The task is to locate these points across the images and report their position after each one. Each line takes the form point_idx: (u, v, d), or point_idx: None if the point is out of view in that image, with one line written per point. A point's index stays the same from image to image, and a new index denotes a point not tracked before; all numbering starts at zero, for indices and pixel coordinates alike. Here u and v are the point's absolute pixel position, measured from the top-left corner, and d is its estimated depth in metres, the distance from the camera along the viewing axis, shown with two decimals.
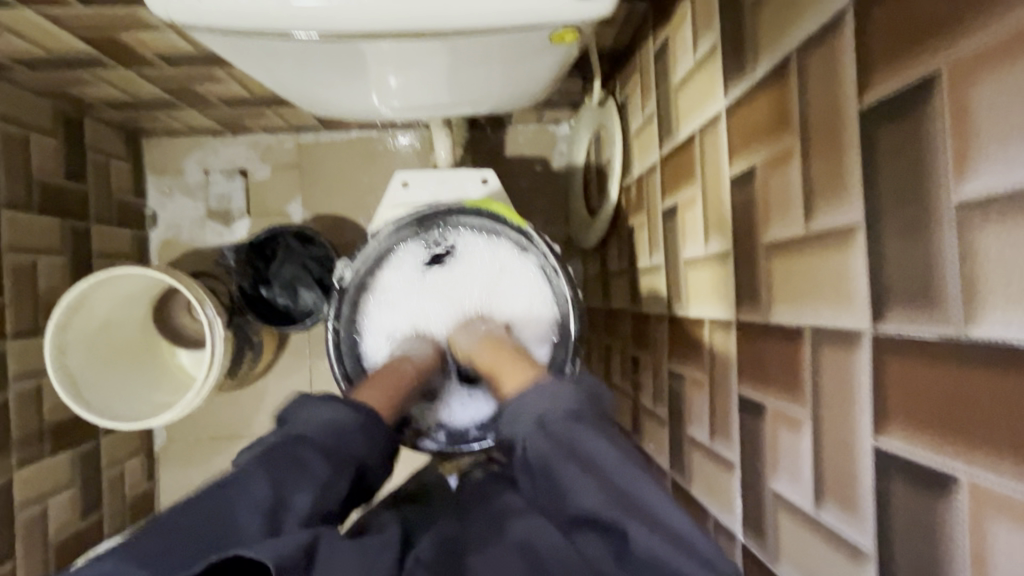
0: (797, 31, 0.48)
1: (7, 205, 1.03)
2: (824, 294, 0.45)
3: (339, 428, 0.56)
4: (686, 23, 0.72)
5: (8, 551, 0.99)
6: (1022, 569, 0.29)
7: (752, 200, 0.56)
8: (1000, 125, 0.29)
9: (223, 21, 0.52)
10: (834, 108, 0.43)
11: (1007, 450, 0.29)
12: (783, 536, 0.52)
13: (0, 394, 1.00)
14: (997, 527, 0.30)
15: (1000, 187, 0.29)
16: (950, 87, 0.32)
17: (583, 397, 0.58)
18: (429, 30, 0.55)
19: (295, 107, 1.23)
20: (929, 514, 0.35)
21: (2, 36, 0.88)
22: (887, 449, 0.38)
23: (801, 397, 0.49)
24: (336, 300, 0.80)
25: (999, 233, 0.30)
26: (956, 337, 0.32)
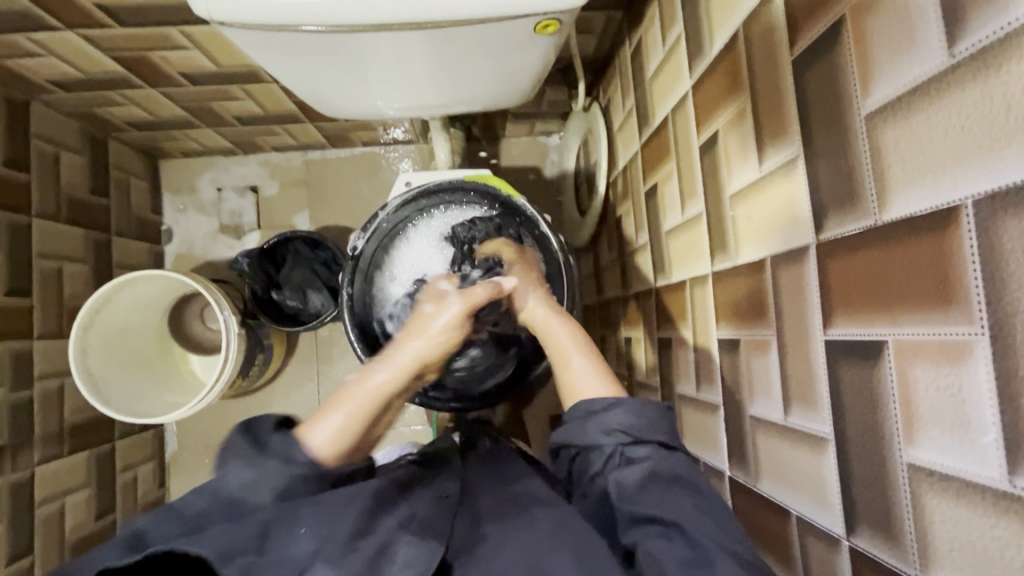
0: (741, 9, 0.57)
1: (38, 215, 1.11)
2: (779, 224, 0.52)
3: (250, 484, 0.51)
4: (655, 22, 0.82)
5: (28, 545, 1.02)
6: (937, 400, 0.35)
7: (717, 160, 0.64)
8: (888, 47, 0.37)
9: (251, 18, 0.60)
10: (774, 64, 0.51)
11: (917, 302, 0.36)
12: (761, 455, 0.57)
13: (26, 391, 1.05)
14: (917, 371, 0.36)
15: (893, 95, 0.37)
16: (853, 26, 0.40)
17: (654, 421, 0.55)
18: (429, 22, 0.63)
19: (304, 124, 1.33)
20: (868, 380, 0.40)
21: (44, 58, 0.98)
22: (834, 337, 0.44)
23: (766, 321, 0.55)
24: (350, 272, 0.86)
25: (898, 128, 0.37)
26: (876, 224, 0.39)
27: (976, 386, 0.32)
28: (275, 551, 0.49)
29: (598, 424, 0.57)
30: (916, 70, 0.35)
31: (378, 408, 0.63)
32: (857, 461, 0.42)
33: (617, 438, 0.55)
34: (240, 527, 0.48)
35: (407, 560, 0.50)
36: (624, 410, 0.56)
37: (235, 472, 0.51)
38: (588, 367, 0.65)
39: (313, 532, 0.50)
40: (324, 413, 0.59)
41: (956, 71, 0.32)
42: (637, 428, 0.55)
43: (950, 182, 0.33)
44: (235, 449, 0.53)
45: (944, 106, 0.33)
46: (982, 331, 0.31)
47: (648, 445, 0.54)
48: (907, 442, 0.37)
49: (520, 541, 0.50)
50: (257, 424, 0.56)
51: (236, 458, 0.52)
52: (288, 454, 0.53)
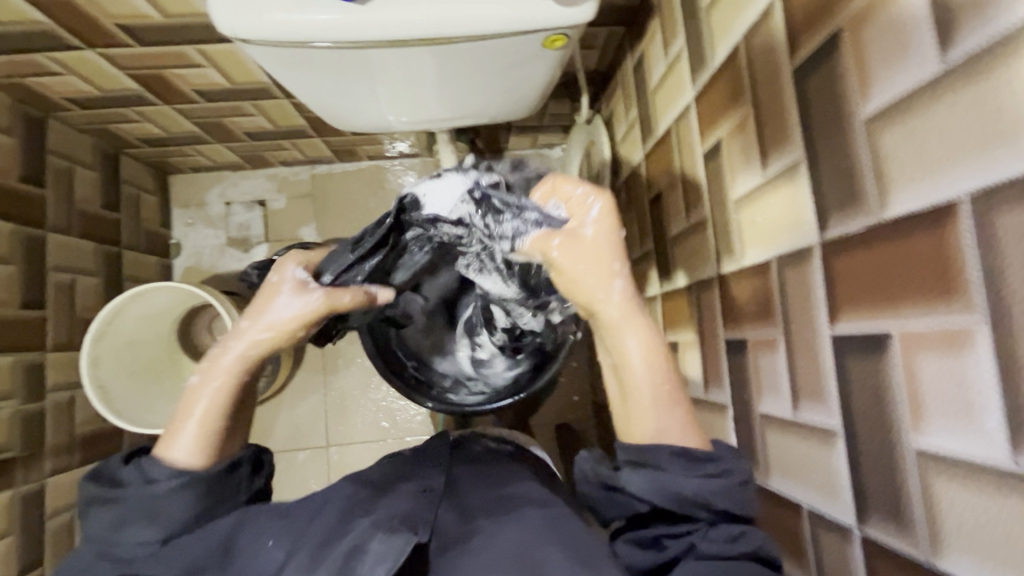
0: (742, 22, 0.59)
1: (52, 229, 1.13)
2: (783, 226, 0.54)
3: (117, 524, 0.55)
4: (657, 36, 0.85)
5: (38, 557, 1.02)
6: (942, 387, 0.36)
7: (721, 166, 0.66)
8: (884, 55, 0.39)
9: (271, 35, 0.63)
10: (775, 75, 0.53)
11: (920, 295, 0.37)
12: (771, 451, 0.58)
13: (38, 403, 1.06)
14: (922, 361, 0.38)
15: (891, 100, 0.39)
16: (851, 37, 0.43)
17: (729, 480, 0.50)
18: (441, 38, 0.66)
19: (313, 138, 1.35)
20: (874, 372, 0.42)
21: (63, 76, 1.01)
22: (841, 332, 0.46)
23: (773, 320, 0.56)
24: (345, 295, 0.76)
25: (896, 131, 0.39)
26: (879, 221, 0.41)
27: (979, 372, 0.34)
28: (243, 561, 0.55)
29: (696, 497, 0.50)
30: (912, 77, 0.37)
31: (227, 404, 0.60)
32: (867, 451, 0.44)
33: (713, 511, 0.50)
34: (197, 544, 0.55)
35: (378, 556, 0.51)
36: (711, 477, 0.50)
37: (102, 517, 0.55)
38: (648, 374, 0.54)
39: (281, 542, 0.56)
40: (179, 424, 0.59)
41: (950, 77, 0.34)
42: (737, 506, 0.50)
43: (948, 179, 0.35)
44: (90, 497, 0.56)
45: (940, 110, 0.35)
46: (984, 319, 0.33)
47: (736, 524, 0.50)
48: (915, 430, 0.39)
49: (497, 537, 0.55)
50: (109, 467, 0.58)
51: (94, 504, 0.56)
52: (144, 478, 0.56)
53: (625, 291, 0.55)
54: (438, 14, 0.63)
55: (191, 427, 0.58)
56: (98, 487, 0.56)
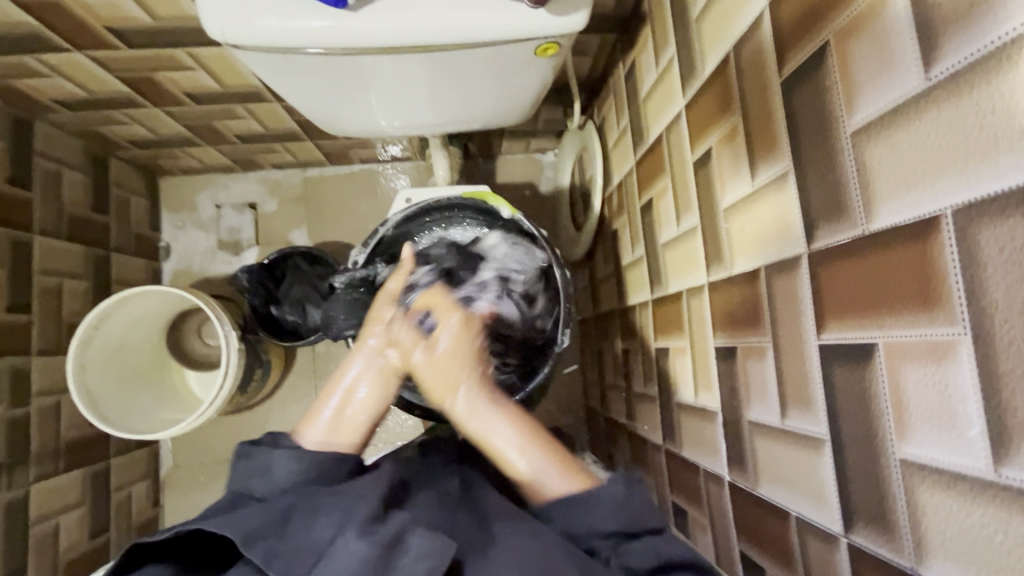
0: (732, 34, 0.60)
1: (39, 232, 1.12)
2: (771, 235, 0.55)
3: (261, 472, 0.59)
4: (649, 44, 0.85)
5: (21, 565, 1.00)
6: (925, 397, 0.37)
7: (711, 175, 0.67)
8: (869, 69, 0.40)
9: (262, 42, 0.63)
10: (763, 86, 0.54)
11: (904, 305, 0.38)
12: (760, 458, 0.59)
13: (23, 408, 1.05)
14: (906, 370, 0.38)
15: (876, 113, 0.40)
16: (837, 50, 0.43)
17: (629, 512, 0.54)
18: (433, 46, 0.66)
19: (305, 142, 1.35)
20: (860, 380, 0.42)
21: (51, 79, 0.99)
22: (828, 341, 0.46)
23: (762, 328, 0.57)
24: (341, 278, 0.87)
25: (881, 144, 0.40)
26: (864, 232, 0.42)
27: (960, 383, 0.34)
28: (296, 536, 0.52)
29: (583, 528, 0.54)
30: (896, 90, 0.38)
31: (353, 395, 0.67)
32: (853, 459, 0.44)
33: (605, 540, 0.54)
34: (258, 512, 0.53)
35: (421, 552, 0.49)
36: (599, 510, 0.54)
37: (248, 467, 0.60)
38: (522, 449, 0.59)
39: (329, 518, 0.53)
40: (319, 406, 0.66)
41: (934, 92, 0.35)
42: (629, 522, 0.53)
43: (931, 192, 0.36)
44: (244, 453, 0.61)
45: (923, 124, 0.36)
46: (964, 331, 0.34)
47: (642, 537, 0.53)
48: (899, 439, 0.39)
49: (525, 537, 0.53)
50: (258, 433, 0.63)
51: (239, 459, 0.60)
52: (287, 448, 0.61)
53: (467, 394, 0.63)
54: (429, 22, 0.63)
55: (328, 413, 0.65)
56: (246, 443, 0.61)
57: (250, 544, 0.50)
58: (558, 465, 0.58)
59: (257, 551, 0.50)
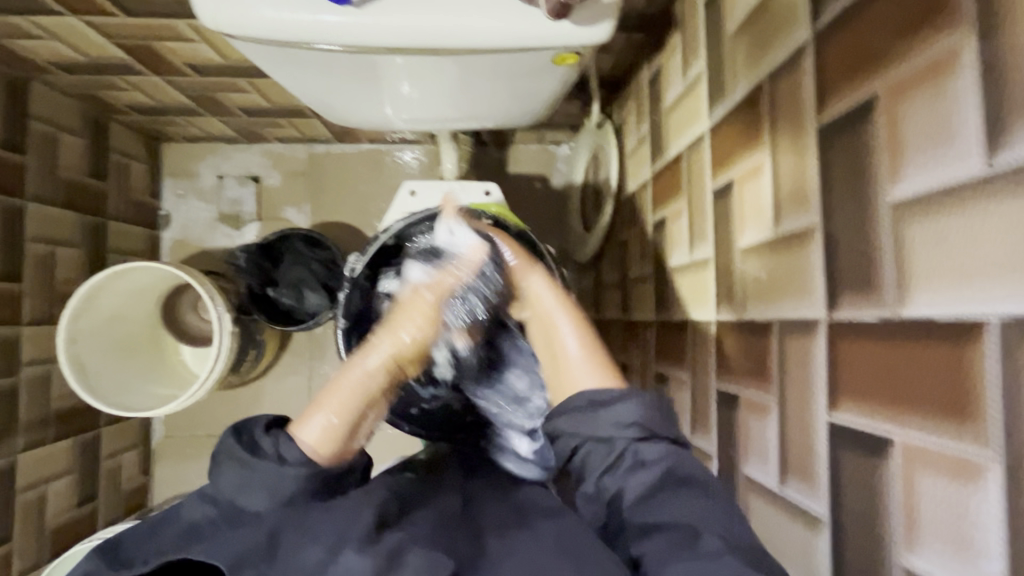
0: (769, 60, 0.55)
1: (33, 198, 1.09)
2: (788, 290, 0.51)
3: (245, 487, 0.53)
4: (677, 51, 0.79)
5: (9, 532, 1.01)
6: (940, 513, 0.34)
7: (731, 208, 0.62)
8: (922, 137, 0.36)
9: (260, 34, 0.58)
10: (798, 126, 0.49)
11: (929, 410, 0.35)
12: (752, 517, 0.56)
13: (12, 377, 1.04)
14: (922, 478, 0.35)
15: (924, 189, 0.35)
16: (886, 107, 0.39)
17: (654, 417, 0.53)
18: (445, 49, 0.61)
19: (311, 119, 1.29)
20: (870, 473, 0.40)
21: (46, 41, 0.95)
22: (838, 421, 0.43)
23: (768, 385, 0.53)
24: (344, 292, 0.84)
25: (924, 227, 0.35)
26: (892, 317, 0.38)
27: (984, 511, 0.31)
28: (285, 559, 0.48)
29: (608, 425, 0.54)
30: (952, 169, 0.34)
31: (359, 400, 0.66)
32: (852, 552, 0.41)
33: (628, 437, 0.53)
34: (245, 534, 0.49)
35: (418, 568, 0.46)
36: (617, 414, 0.54)
37: (231, 476, 0.53)
38: (586, 358, 0.68)
39: (321, 537, 0.49)
40: (315, 409, 0.63)
41: (997, 181, 0.31)
42: (647, 423, 0.53)
43: (979, 295, 0.32)
44: (225, 453, 0.54)
45: (977, 214, 0.32)
46: (997, 458, 0.30)
47: (660, 441, 0.52)
48: (905, 545, 0.37)
49: (524, 556, 0.50)
50: (250, 428, 0.57)
51: (229, 460, 0.53)
52: (279, 455, 0.55)
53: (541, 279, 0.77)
54: (441, 23, 0.58)
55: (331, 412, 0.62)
56: (239, 446, 0.54)
57: (237, 569, 0.46)
58: (603, 367, 0.66)
59: None
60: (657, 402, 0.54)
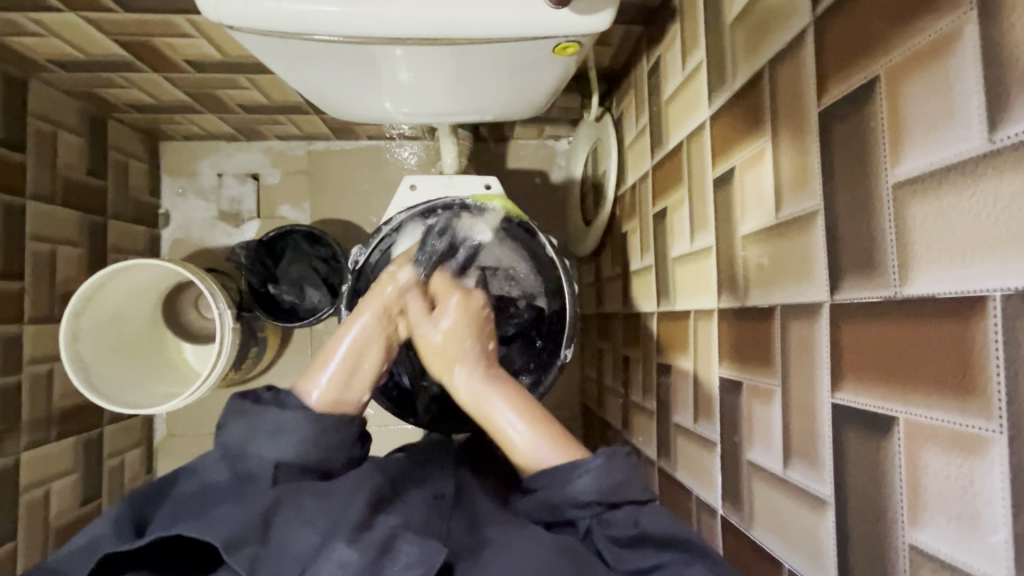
0: (769, 47, 0.55)
1: (32, 197, 1.09)
2: (790, 275, 0.51)
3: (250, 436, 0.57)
4: (676, 41, 0.79)
5: (13, 530, 1.01)
6: (945, 487, 0.34)
7: (732, 196, 0.63)
8: (923, 116, 0.36)
9: (261, 25, 0.58)
10: (799, 113, 0.50)
11: (933, 388, 0.35)
12: (757, 502, 0.57)
13: (15, 375, 1.04)
14: (927, 454, 0.36)
15: (926, 168, 0.36)
16: (887, 88, 0.39)
17: (613, 482, 0.52)
18: (445, 39, 0.61)
19: (310, 115, 1.29)
20: (875, 453, 0.40)
21: (45, 38, 0.95)
22: (842, 403, 0.43)
23: (772, 369, 0.54)
24: (348, 285, 0.85)
25: (927, 205, 0.36)
26: (895, 296, 0.38)
27: (989, 484, 0.32)
28: (280, 544, 0.48)
29: (565, 499, 0.53)
30: (955, 146, 0.34)
31: (359, 360, 0.71)
32: (857, 532, 0.42)
33: (588, 507, 0.53)
34: (240, 513, 0.49)
35: (411, 560, 0.46)
36: (584, 478, 0.53)
37: (238, 427, 0.58)
38: (534, 438, 0.60)
39: (314, 523, 0.49)
40: (320, 364, 0.69)
41: (999, 156, 0.31)
42: (607, 491, 0.52)
43: (982, 269, 0.32)
44: (234, 410, 0.60)
45: (980, 190, 0.32)
46: (1001, 430, 0.31)
47: (622, 507, 0.52)
48: (910, 522, 0.37)
49: (525, 547, 0.50)
50: (254, 390, 0.63)
51: (236, 416, 0.59)
52: (279, 401, 0.62)
53: (468, 369, 0.71)
54: (440, 14, 0.59)
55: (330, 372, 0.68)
56: (242, 399, 0.61)
57: (230, 550, 0.46)
58: (555, 438, 0.60)
59: (240, 557, 0.46)
60: (616, 461, 0.53)
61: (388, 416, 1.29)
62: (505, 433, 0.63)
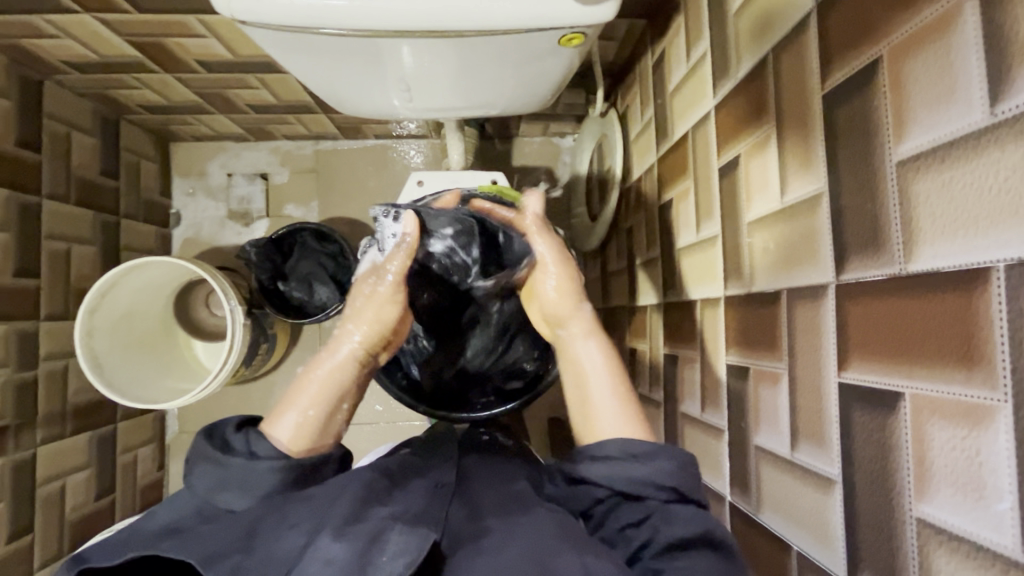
0: (773, 35, 0.56)
1: (47, 196, 1.11)
2: (796, 258, 0.51)
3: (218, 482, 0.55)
4: (681, 34, 0.80)
5: (29, 523, 1.03)
6: (951, 459, 0.35)
7: (737, 184, 0.63)
8: (925, 94, 0.36)
9: (271, 19, 0.60)
10: (803, 98, 0.50)
11: (938, 361, 0.35)
12: (765, 486, 0.57)
13: (31, 371, 1.06)
14: (933, 427, 0.36)
15: (928, 145, 0.36)
16: (889, 69, 0.40)
17: (680, 474, 0.53)
18: (451, 31, 0.62)
19: (318, 114, 1.31)
20: (882, 429, 0.40)
21: (60, 40, 0.97)
22: (849, 381, 0.44)
23: (779, 353, 0.54)
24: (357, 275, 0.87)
25: (929, 181, 0.36)
26: (900, 273, 0.38)
27: (995, 453, 0.32)
28: (264, 548, 0.50)
29: (641, 477, 0.53)
30: (957, 122, 0.34)
31: (336, 396, 0.63)
32: (864, 510, 0.42)
33: (659, 493, 0.53)
34: (218, 534, 0.50)
35: (397, 549, 0.48)
36: (662, 467, 0.53)
37: (204, 473, 0.55)
38: (615, 401, 0.61)
39: (300, 525, 0.51)
40: (289, 404, 0.61)
41: (1000, 130, 0.32)
42: (680, 482, 0.53)
43: (985, 241, 0.33)
44: (198, 454, 0.56)
45: (982, 163, 0.33)
46: (1005, 399, 0.31)
47: (689, 504, 0.53)
48: (917, 496, 0.38)
49: (525, 538, 0.49)
50: (220, 428, 0.58)
51: (201, 460, 0.55)
52: (250, 451, 0.56)
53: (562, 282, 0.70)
54: (447, 6, 0.60)
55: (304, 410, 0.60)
56: (210, 447, 0.56)
57: (209, 565, 0.47)
58: (631, 415, 0.60)
59: (222, 568, 0.47)
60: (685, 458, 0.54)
61: (396, 412, 1.30)
62: (590, 396, 0.63)
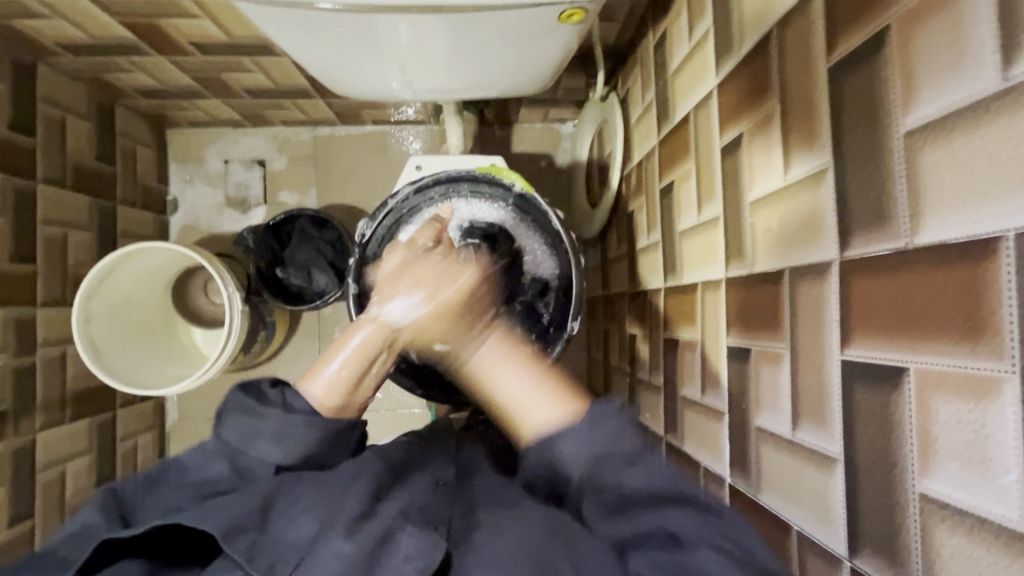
0: (777, 9, 0.54)
1: (43, 181, 1.10)
2: (800, 236, 0.51)
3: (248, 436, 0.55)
4: (683, 13, 0.79)
5: (30, 508, 1.03)
6: (957, 433, 0.34)
7: (740, 164, 0.62)
8: (934, 61, 0.36)
9: None
10: (808, 73, 0.49)
11: (944, 333, 0.35)
12: (766, 467, 0.56)
13: (29, 357, 1.06)
14: (938, 401, 0.36)
15: (938, 113, 0.35)
16: (898, 38, 0.39)
17: (613, 434, 0.51)
18: (447, 7, 0.62)
19: (315, 99, 1.29)
20: (885, 405, 0.40)
21: (53, 21, 0.95)
22: (852, 358, 0.43)
23: (780, 333, 0.53)
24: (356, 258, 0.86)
25: (939, 150, 0.35)
26: (906, 248, 0.38)
27: (1001, 426, 0.32)
28: (275, 533, 0.48)
29: (561, 459, 0.52)
30: (967, 88, 0.33)
31: (364, 361, 0.68)
32: (866, 488, 0.42)
33: (581, 468, 0.51)
34: (237, 501, 0.50)
35: (409, 552, 0.47)
36: (577, 438, 0.51)
37: (238, 426, 0.56)
38: (534, 382, 0.58)
39: (312, 514, 0.50)
40: (324, 364, 0.66)
41: (1011, 95, 0.31)
42: (601, 449, 0.50)
43: (995, 210, 0.32)
44: (232, 406, 0.57)
45: (993, 130, 0.32)
46: (1013, 369, 0.31)
47: (647, 460, 0.50)
48: (921, 472, 0.37)
49: (520, 532, 0.49)
50: (254, 384, 0.59)
51: (235, 414, 0.56)
52: (285, 405, 0.58)
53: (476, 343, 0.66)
54: None
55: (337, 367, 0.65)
56: (244, 397, 0.57)
57: (230, 538, 0.46)
58: (552, 385, 0.57)
59: (240, 544, 0.46)
60: (625, 417, 0.52)
61: (396, 399, 1.30)
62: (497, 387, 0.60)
